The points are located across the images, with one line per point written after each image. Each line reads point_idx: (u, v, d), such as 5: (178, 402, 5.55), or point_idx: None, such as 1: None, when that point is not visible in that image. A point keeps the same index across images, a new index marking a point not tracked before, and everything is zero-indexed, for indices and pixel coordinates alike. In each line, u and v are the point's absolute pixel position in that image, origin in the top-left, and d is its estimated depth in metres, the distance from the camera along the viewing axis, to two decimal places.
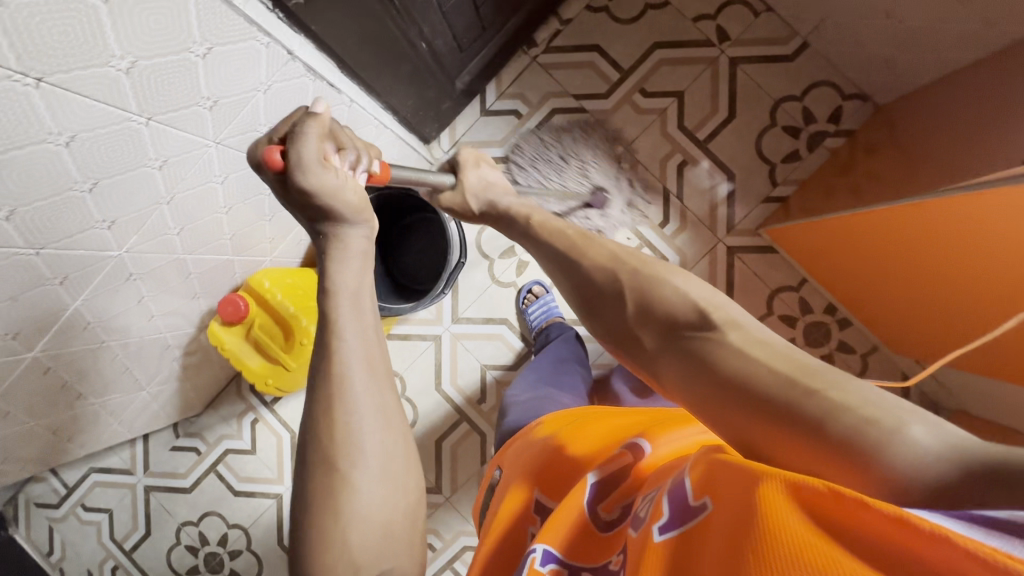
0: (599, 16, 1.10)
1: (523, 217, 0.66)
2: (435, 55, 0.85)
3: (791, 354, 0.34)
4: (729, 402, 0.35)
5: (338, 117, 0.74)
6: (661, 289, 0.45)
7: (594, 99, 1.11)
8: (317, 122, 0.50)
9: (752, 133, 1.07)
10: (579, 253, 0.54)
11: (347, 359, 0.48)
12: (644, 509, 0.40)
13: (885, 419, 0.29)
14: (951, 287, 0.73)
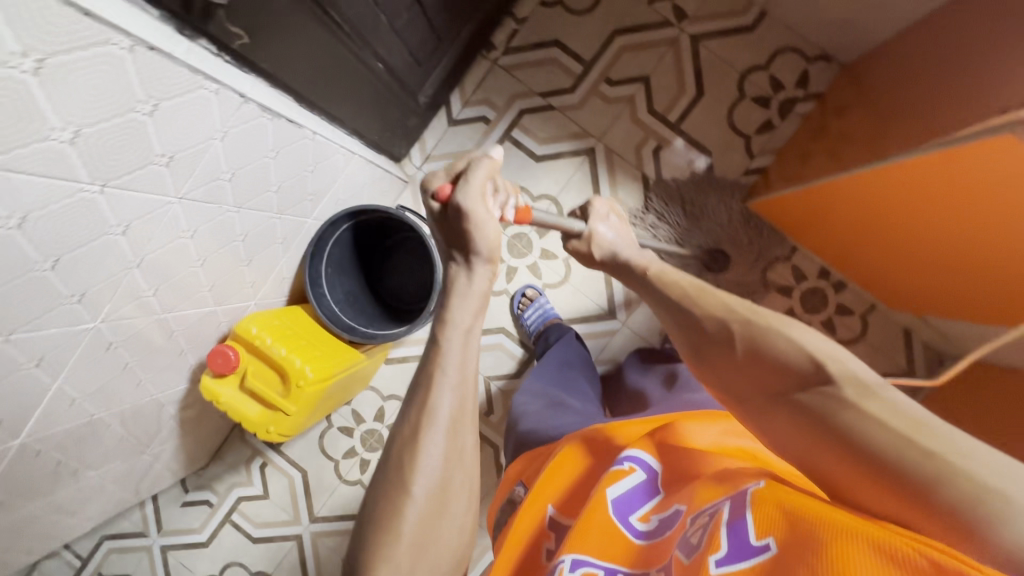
0: (554, 10, 1.08)
1: (642, 267, 0.60)
2: (394, 74, 0.84)
3: (911, 414, 0.34)
4: (838, 457, 0.36)
5: (303, 151, 0.72)
6: (776, 332, 0.41)
7: (560, 95, 1.09)
8: (486, 168, 0.54)
9: (723, 108, 1.06)
10: (694, 294, 0.49)
11: (438, 413, 0.45)
12: (693, 530, 0.41)
13: (1013, 494, 0.30)
14: (960, 261, 0.74)
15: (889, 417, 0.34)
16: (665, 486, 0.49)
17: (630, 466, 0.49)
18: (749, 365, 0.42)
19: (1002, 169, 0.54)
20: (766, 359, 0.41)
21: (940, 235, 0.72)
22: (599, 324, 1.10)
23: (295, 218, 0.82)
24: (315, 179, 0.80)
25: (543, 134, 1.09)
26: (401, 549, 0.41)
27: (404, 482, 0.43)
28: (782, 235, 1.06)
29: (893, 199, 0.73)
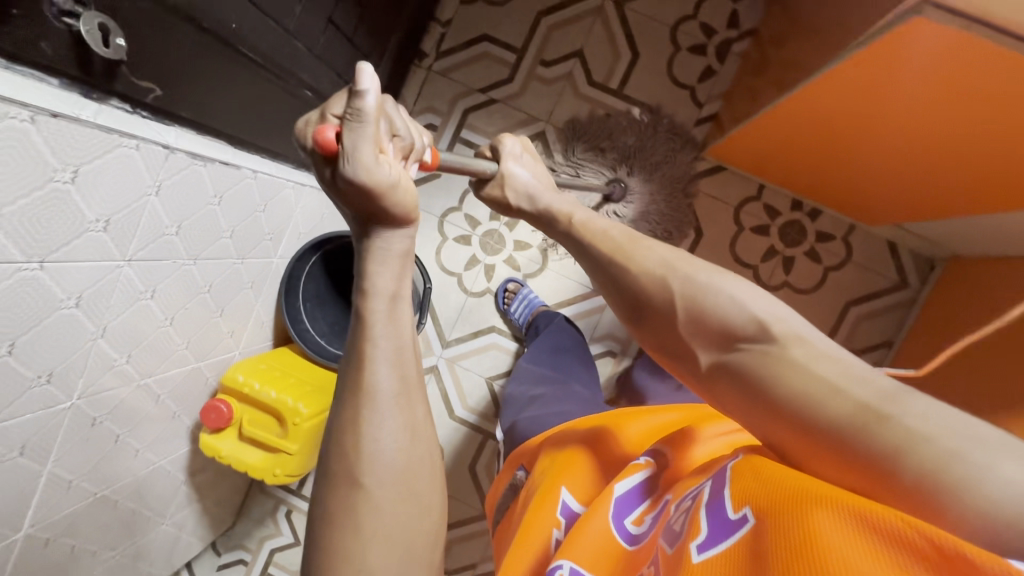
0: (476, 6, 1.09)
1: (567, 216, 0.57)
2: (326, 98, 0.84)
3: (866, 378, 0.30)
4: (789, 431, 0.31)
5: (249, 192, 0.71)
6: (717, 292, 0.37)
7: (500, 86, 1.09)
8: (372, 113, 0.39)
9: (662, 64, 1.06)
10: (624, 254, 0.45)
11: (377, 394, 0.44)
12: (677, 517, 0.38)
13: (971, 451, 0.25)
14: (923, 157, 0.72)
15: (834, 377, 0.30)
16: (670, 478, 0.46)
17: (645, 461, 0.47)
18: (696, 328, 0.38)
19: (945, 57, 0.52)
20: (712, 322, 0.37)
21: (902, 137, 0.70)
22: (586, 303, 1.10)
23: (259, 259, 0.82)
24: (269, 217, 0.79)
25: (491, 129, 1.09)
26: (363, 540, 0.42)
27: (356, 471, 0.43)
28: (748, 177, 1.05)
29: (845, 112, 0.71)
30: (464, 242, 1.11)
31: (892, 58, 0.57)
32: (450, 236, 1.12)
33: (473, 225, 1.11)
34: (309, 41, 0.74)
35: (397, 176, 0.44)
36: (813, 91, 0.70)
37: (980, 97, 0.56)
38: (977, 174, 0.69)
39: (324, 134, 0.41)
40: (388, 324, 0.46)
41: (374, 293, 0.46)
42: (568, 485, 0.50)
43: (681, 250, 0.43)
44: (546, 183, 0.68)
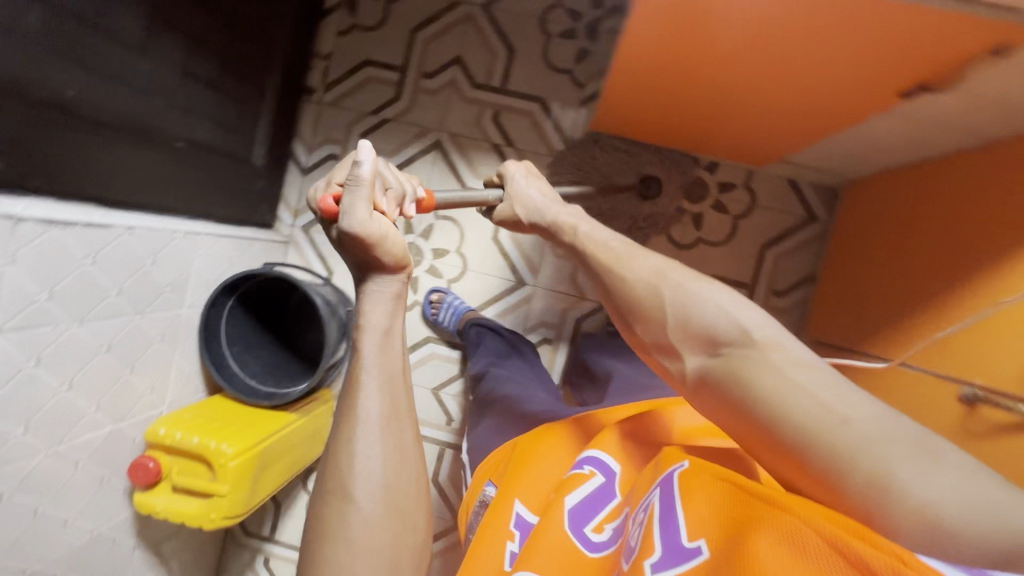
0: (352, 35, 1.13)
1: (571, 227, 0.61)
2: (203, 147, 0.86)
3: (827, 383, 0.37)
4: (763, 425, 0.38)
5: (128, 249, 0.73)
6: (702, 302, 0.44)
7: (389, 105, 1.12)
8: (364, 178, 0.51)
9: (537, 54, 1.09)
10: (622, 266, 0.52)
11: (368, 422, 0.52)
12: (635, 529, 0.45)
13: (887, 465, 0.33)
14: (773, 110, 0.73)
15: (811, 388, 0.37)
16: (620, 488, 0.54)
17: (589, 471, 0.54)
18: (683, 331, 0.45)
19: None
20: (698, 326, 0.44)
21: (741, 92, 0.71)
22: (513, 295, 1.11)
23: (163, 312, 0.84)
24: (162, 269, 0.81)
25: (389, 147, 1.12)
26: (344, 550, 0.47)
27: (348, 491, 0.50)
28: (639, 144, 1.08)
29: (680, 76, 0.72)
30: None
31: (672, 16, 0.58)
32: None
33: None
34: (165, 94, 0.77)
35: (385, 229, 0.54)
36: (643, 62, 0.71)
37: (775, 39, 0.57)
38: (829, 116, 0.71)
39: (324, 199, 0.53)
40: (383, 356, 0.55)
41: (368, 327, 0.55)
42: (518, 496, 0.56)
43: (669, 261, 0.50)
44: (554, 198, 0.68)
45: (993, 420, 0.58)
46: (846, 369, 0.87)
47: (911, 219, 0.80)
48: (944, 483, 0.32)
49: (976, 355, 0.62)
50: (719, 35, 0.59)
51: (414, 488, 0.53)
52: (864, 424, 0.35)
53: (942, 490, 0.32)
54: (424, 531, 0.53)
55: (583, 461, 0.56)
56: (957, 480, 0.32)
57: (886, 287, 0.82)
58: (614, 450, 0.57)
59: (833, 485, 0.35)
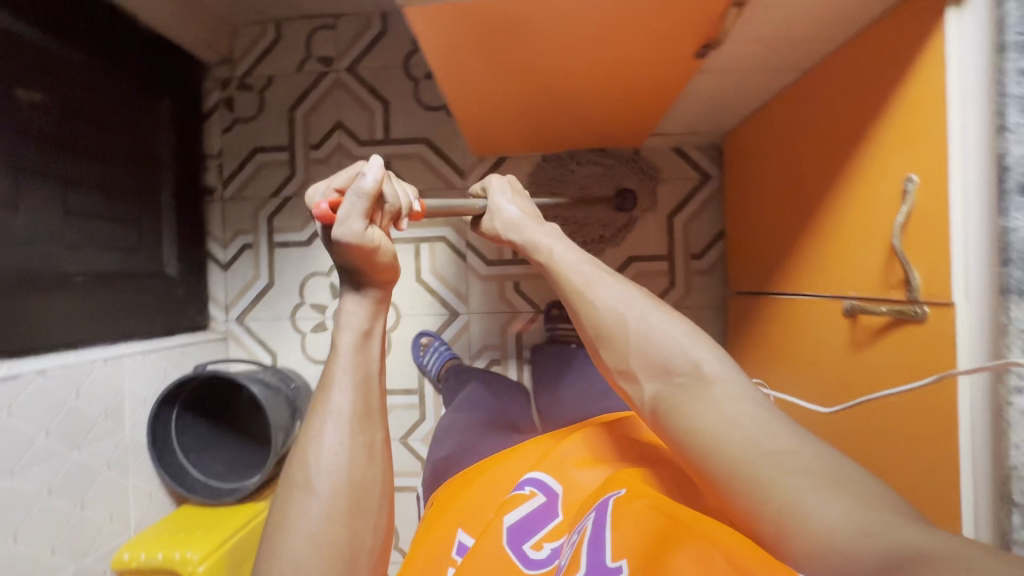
0: (235, 130, 1.18)
1: (546, 248, 0.62)
2: (105, 274, 0.90)
3: (765, 426, 0.40)
4: (698, 452, 0.41)
5: (43, 391, 0.75)
6: (663, 336, 0.49)
7: (288, 184, 1.17)
8: (365, 194, 0.49)
9: (410, 99, 1.14)
10: (585, 293, 0.55)
11: (337, 417, 0.53)
12: (567, 549, 0.46)
13: (804, 501, 0.34)
14: (611, 89, 0.76)
15: (742, 424, 0.41)
16: (563, 507, 0.54)
17: (530, 491, 0.54)
18: (643, 357, 0.49)
19: (478, 25, 0.56)
20: (657, 356, 0.48)
21: (566, 88, 0.74)
22: (452, 328, 1.14)
23: (103, 440, 0.86)
24: (90, 401, 0.83)
25: (297, 222, 1.16)
26: (299, 536, 0.47)
27: (310, 481, 0.50)
28: (526, 156, 1.11)
29: (506, 92, 0.74)
30: (321, 328, 1.15)
31: (468, 44, 0.60)
32: (307, 329, 1.16)
33: (321, 309, 1.15)
34: (52, 237, 0.80)
35: (378, 240, 0.53)
36: (467, 91, 0.73)
37: (567, 38, 0.60)
38: (663, 82, 0.74)
39: (318, 204, 0.51)
40: (361, 361, 0.56)
41: (344, 327, 0.56)
42: (461, 524, 0.55)
43: (635, 292, 0.54)
44: (533, 214, 0.67)
45: (870, 325, 0.60)
46: (763, 311, 0.89)
47: (777, 164, 0.83)
48: (843, 514, 0.32)
49: (849, 271, 0.64)
50: (506, 48, 0.62)
51: (379, 486, 0.53)
52: (782, 457, 0.38)
53: (837, 520, 0.32)
54: (382, 538, 0.52)
55: (526, 481, 0.55)
56: (855, 512, 0.32)
57: (774, 226, 0.85)
58: (558, 467, 0.57)
59: (753, 514, 0.37)
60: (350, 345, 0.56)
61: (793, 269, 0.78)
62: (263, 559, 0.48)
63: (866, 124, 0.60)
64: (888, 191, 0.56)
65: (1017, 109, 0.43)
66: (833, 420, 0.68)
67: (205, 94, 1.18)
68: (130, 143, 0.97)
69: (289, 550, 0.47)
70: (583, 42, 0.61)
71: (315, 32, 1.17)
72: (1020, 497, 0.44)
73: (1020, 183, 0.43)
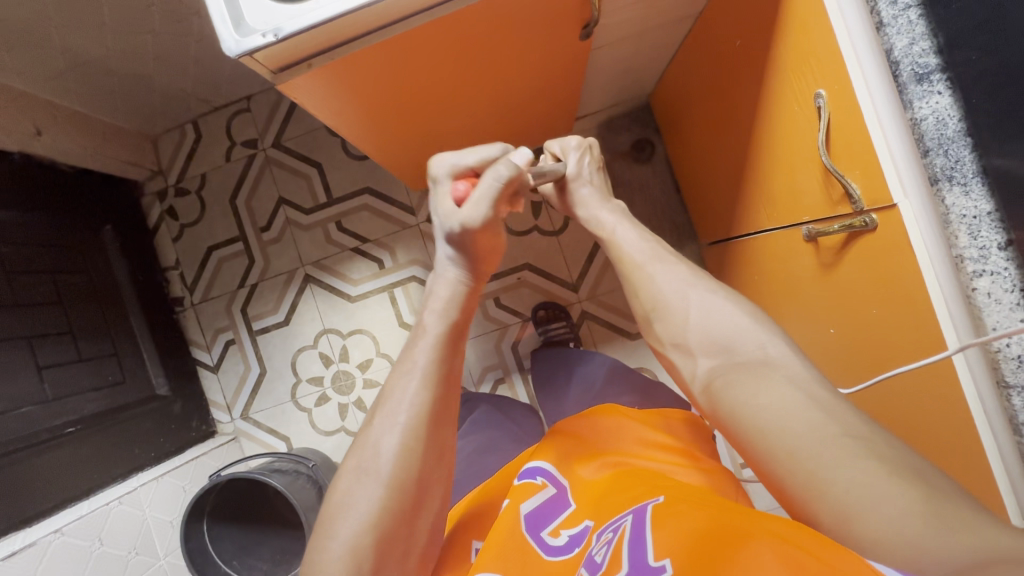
0: (184, 237, 1.18)
1: (612, 232, 0.63)
2: (97, 413, 0.90)
3: (839, 415, 0.40)
4: (761, 429, 0.42)
5: (65, 548, 0.75)
6: (730, 317, 0.51)
7: (250, 271, 1.17)
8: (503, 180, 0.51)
9: (341, 156, 1.14)
10: (642, 275, 0.57)
11: (416, 413, 0.49)
12: (597, 548, 0.44)
13: (868, 498, 0.35)
14: (525, 89, 0.76)
15: (806, 409, 0.41)
16: (574, 497, 0.54)
17: (541, 481, 0.54)
18: (704, 336, 0.51)
19: (376, 74, 0.56)
20: (718, 335, 0.51)
21: (473, 103, 0.73)
22: None
23: None
24: (115, 543, 0.83)
25: (271, 305, 1.16)
26: (347, 530, 0.44)
27: (379, 470, 0.47)
28: None
29: (423, 125, 0.74)
30: (325, 399, 1.15)
31: (370, 95, 0.60)
32: (311, 405, 1.15)
33: (319, 381, 1.15)
34: (31, 398, 0.81)
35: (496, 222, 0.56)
36: (383, 138, 0.73)
37: (463, 57, 0.60)
38: (570, 64, 0.73)
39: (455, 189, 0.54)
40: (442, 356, 0.53)
41: (433, 310, 0.55)
42: (473, 533, 0.55)
43: (696, 279, 0.55)
44: (607, 194, 0.66)
45: (832, 246, 0.59)
46: (738, 255, 0.88)
47: (702, 114, 0.83)
48: (912, 510, 0.33)
49: (797, 197, 0.63)
50: (411, 86, 0.62)
51: (441, 490, 0.50)
52: (850, 440, 0.38)
53: (904, 510, 0.33)
54: (427, 540, 0.49)
55: (534, 472, 0.55)
56: (921, 497, 0.34)
57: (719, 169, 0.84)
58: (563, 463, 0.57)
59: (813, 488, 0.38)
60: (436, 326, 0.54)
61: (750, 209, 0.77)
62: (316, 540, 0.45)
63: (766, 53, 0.60)
64: (806, 111, 0.56)
65: (886, 3, 0.46)
66: (826, 348, 0.66)
67: (147, 210, 1.19)
68: (84, 282, 0.97)
69: (342, 537, 0.44)
70: (468, 58, 0.60)
71: (232, 119, 1.17)
72: (1012, 377, 0.43)
73: (912, 73, 0.45)
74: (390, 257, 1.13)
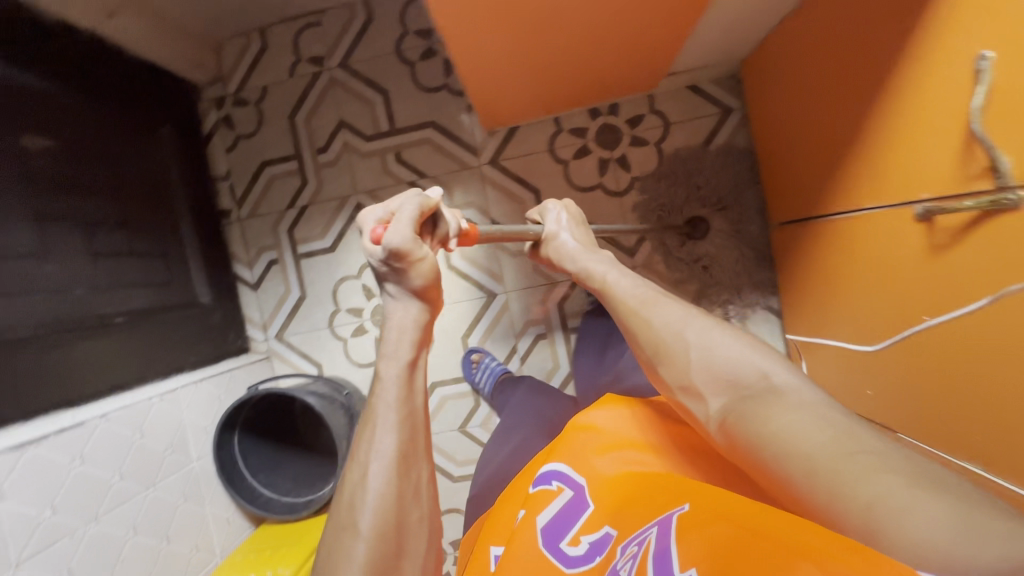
0: (238, 149, 1.15)
1: (601, 274, 0.65)
2: (144, 309, 0.89)
3: (847, 435, 0.39)
4: (771, 461, 0.41)
5: (109, 435, 0.75)
6: (726, 351, 0.49)
7: (301, 192, 1.14)
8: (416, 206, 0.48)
9: (408, 85, 1.10)
10: (641, 313, 0.57)
11: (381, 457, 0.49)
12: (622, 563, 0.43)
13: (888, 508, 0.34)
14: (632, 26, 0.72)
15: (816, 430, 0.40)
16: (591, 495, 0.54)
17: (556, 486, 0.56)
18: (708, 372, 0.49)
19: None
20: (720, 370, 0.49)
21: (556, 31, 0.69)
22: (492, 310, 1.11)
23: (174, 474, 0.85)
24: (154, 438, 0.83)
25: (318, 229, 1.14)
26: None
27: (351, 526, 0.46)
28: (538, 121, 1.07)
29: (520, 49, 0.71)
30: (362, 331, 1.13)
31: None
32: (347, 334, 1.14)
33: (359, 313, 1.13)
34: (85, 281, 0.79)
35: (426, 256, 0.50)
36: (478, 56, 0.70)
37: None
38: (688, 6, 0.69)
39: (373, 230, 0.49)
40: (403, 396, 0.52)
41: (389, 356, 0.54)
42: (494, 540, 0.57)
43: (689, 313, 0.55)
44: (590, 244, 0.70)
45: (951, 226, 0.56)
46: (817, 236, 0.85)
47: (807, 87, 0.79)
48: (938, 515, 0.32)
49: (918, 171, 0.60)
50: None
51: (425, 528, 0.49)
52: (871, 459, 0.37)
53: (936, 523, 0.32)
54: None
55: (549, 478, 0.57)
56: (952, 512, 0.32)
57: (816, 143, 0.80)
58: (578, 458, 0.58)
59: (837, 512, 0.36)
60: (395, 370, 0.53)
61: (846, 185, 0.74)
62: None
63: (915, 12, 0.56)
64: (957, 76, 0.52)
65: None
66: (917, 335, 0.65)
67: (202, 116, 1.16)
68: (141, 176, 0.95)
69: None
70: None
71: (300, 33, 1.13)
72: None
73: None
74: (446, 196, 1.10)
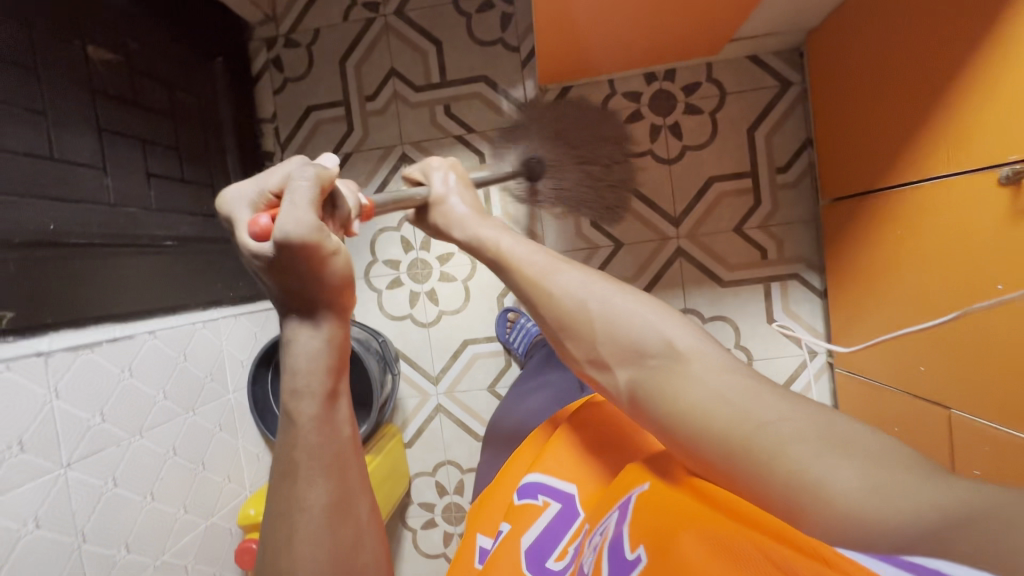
0: (285, 92, 1.14)
1: (493, 242, 0.59)
2: (191, 238, 0.89)
3: (754, 401, 0.37)
4: (687, 433, 0.38)
5: (157, 351, 0.75)
6: (629, 316, 0.45)
7: (346, 139, 1.13)
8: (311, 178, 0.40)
9: (463, 37, 1.09)
10: (544, 285, 0.51)
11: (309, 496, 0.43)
12: (586, 556, 0.40)
13: (811, 479, 0.32)
14: None
15: (726, 398, 0.38)
16: (578, 505, 0.50)
17: (542, 501, 0.49)
18: (614, 345, 0.45)
19: None
20: (626, 339, 0.45)
21: None
22: None
23: (212, 402, 0.85)
24: (196, 363, 0.83)
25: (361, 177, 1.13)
26: None
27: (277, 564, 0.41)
28: (593, 82, 1.06)
29: None
30: (397, 284, 1.13)
31: None
32: (383, 286, 1.13)
33: (396, 265, 1.13)
34: (138, 201, 0.79)
35: (335, 244, 0.42)
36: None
37: None
38: None
39: (256, 219, 0.40)
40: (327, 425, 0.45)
41: (299, 377, 0.44)
42: (480, 532, 0.54)
43: (598, 277, 0.50)
44: (478, 210, 0.66)
45: None
46: (875, 211, 0.84)
47: (876, 58, 0.78)
48: (861, 474, 0.31)
49: (999, 135, 0.59)
50: None
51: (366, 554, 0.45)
52: (780, 425, 0.35)
53: (850, 481, 0.30)
54: None
55: (533, 490, 0.50)
56: (863, 471, 0.31)
57: (882, 114, 0.79)
58: (560, 469, 0.52)
59: (761, 488, 0.35)
60: (321, 386, 0.45)
61: (914, 155, 0.73)
62: None
63: None
64: None
65: None
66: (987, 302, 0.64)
67: (252, 56, 1.14)
68: (193, 105, 0.94)
69: None
70: None
71: None
72: None
73: None
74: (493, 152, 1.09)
